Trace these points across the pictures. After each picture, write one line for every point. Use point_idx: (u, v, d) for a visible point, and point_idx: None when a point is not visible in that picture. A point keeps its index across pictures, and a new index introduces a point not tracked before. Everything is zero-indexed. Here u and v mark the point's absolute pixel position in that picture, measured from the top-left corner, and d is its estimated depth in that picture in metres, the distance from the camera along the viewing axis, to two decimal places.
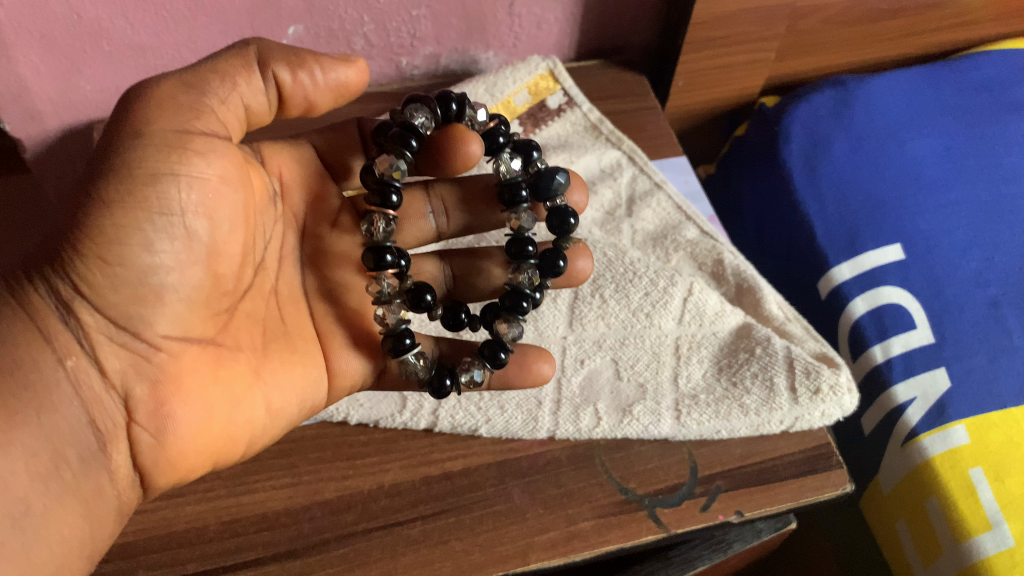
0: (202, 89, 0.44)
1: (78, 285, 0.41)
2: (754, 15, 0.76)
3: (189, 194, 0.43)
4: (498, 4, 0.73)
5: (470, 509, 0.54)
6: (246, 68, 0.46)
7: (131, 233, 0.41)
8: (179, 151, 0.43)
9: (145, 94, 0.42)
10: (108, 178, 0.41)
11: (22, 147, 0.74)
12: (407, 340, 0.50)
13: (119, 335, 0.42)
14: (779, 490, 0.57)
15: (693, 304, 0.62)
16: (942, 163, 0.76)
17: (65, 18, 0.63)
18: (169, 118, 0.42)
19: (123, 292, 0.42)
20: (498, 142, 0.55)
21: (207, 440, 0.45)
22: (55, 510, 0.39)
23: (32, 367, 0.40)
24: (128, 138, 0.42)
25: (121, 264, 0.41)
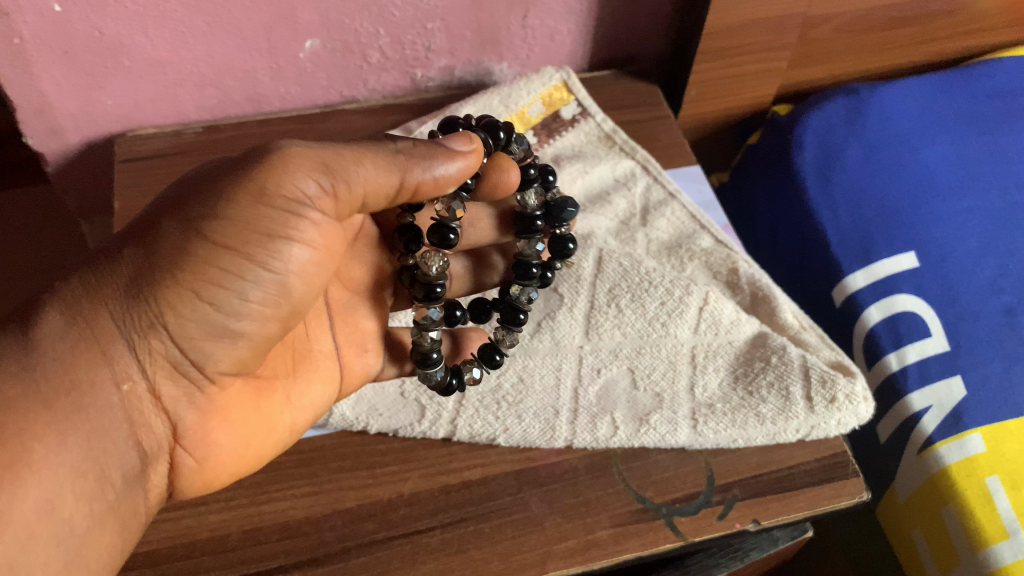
0: (339, 171, 0.43)
1: (162, 314, 0.41)
2: (765, 25, 0.76)
3: (288, 261, 0.43)
4: (512, 16, 0.74)
5: (490, 518, 0.55)
6: (385, 161, 0.44)
7: (222, 283, 0.42)
8: (293, 218, 0.42)
9: (286, 164, 0.41)
10: (220, 229, 0.41)
11: (43, 160, 0.75)
12: (434, 356, 0.54)
13: (185, 362, 0.43)
14: (795, 498, 0.57)
15: (709, 313, 0.63)
16: (955, 171, 0.77)
17: (86, 34, 0.64)
18: (296, 186, 0.42)
19: (202, 328, 0.42)
20: (529, 176, 0.56)
21: (241, 462, 0.48)
22: (95, 528, 0.40)
23: (88, 387, 0.40)
24: (253, 202, 0.41)
25: (206, 305, 0.42)
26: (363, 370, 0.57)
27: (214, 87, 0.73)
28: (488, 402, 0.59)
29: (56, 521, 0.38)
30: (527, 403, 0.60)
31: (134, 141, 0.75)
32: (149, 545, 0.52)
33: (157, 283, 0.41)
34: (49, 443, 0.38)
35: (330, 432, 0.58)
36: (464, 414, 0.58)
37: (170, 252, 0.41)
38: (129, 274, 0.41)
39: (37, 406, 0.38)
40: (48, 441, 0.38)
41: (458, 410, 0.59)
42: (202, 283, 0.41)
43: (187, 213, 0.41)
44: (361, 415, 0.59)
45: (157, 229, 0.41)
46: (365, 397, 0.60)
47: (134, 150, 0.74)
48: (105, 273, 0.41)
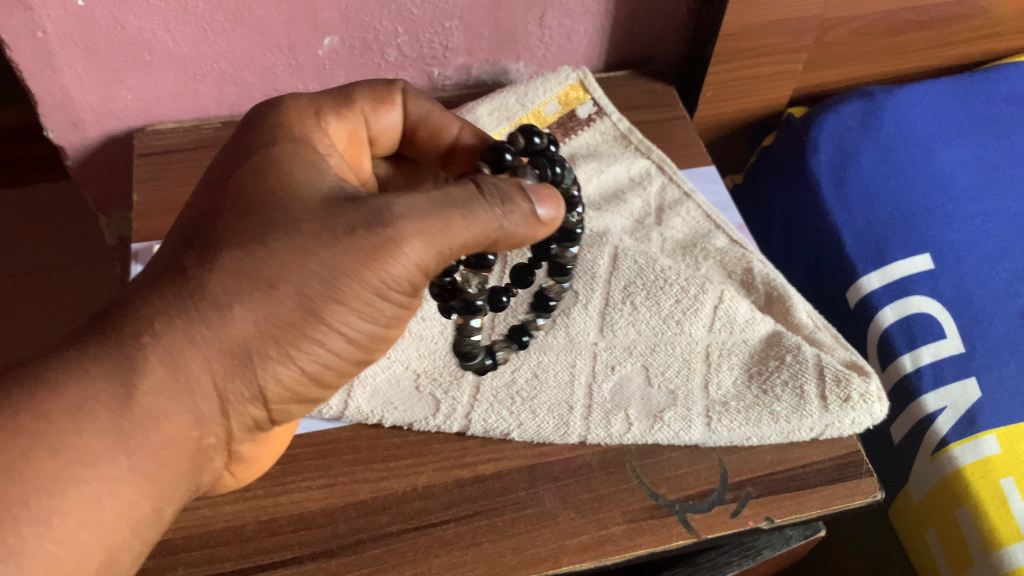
0: (448, 244, 0.42)
1: (263, 383, 0.42)
2: (783, 26, 0.76)
3: (378, 338, 0.45)
4: (529, 16, 0.74)
5: (503, 512, 0.55)
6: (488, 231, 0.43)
7: (321, 360, 0.43)
8: (394, 300, 0.43)
9: (401, 246, 0.41)
10: (334, 308, 0.41)
11: (64, 154, 0.76)
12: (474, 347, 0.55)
13: (262, 423, 0.44)
14: (809, 497, 0.57)
15: (724, 312, 0.63)
16: (971, 175, 0.77)
17: (109, 28, 0.65)
18: (404, 259, 0.41)
19: (289, 395, 0.44)
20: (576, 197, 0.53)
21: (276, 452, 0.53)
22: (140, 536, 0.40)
23: (172, 440, 0.40)
24: (365, 287, 0.41)
25: (301, 377, 0.43)
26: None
27: (233, 83, 0.74)
28: (502, 397, 0.60)
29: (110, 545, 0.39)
30: (541, 398, 0.60)
31: (154, 136, 0.76)
32: (165, 535, 0.53)
33: (266, 357, 0.41)
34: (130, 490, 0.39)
35: (345, 426, 0.59)
36: (477, 408, 0.59)
37: (283, 322, 0.40)
38: (240, 335, 0.40)
39: (122, 459, 0.38)
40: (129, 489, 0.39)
41: (473, 404, 0.59)
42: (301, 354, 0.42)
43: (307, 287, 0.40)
44: (376, 408, 0.59)
45: (269, 291, 0.40)
46: (380, 390, 0.60)
47: (154, 145, 0.75)
48: (209, 322, 0.40)
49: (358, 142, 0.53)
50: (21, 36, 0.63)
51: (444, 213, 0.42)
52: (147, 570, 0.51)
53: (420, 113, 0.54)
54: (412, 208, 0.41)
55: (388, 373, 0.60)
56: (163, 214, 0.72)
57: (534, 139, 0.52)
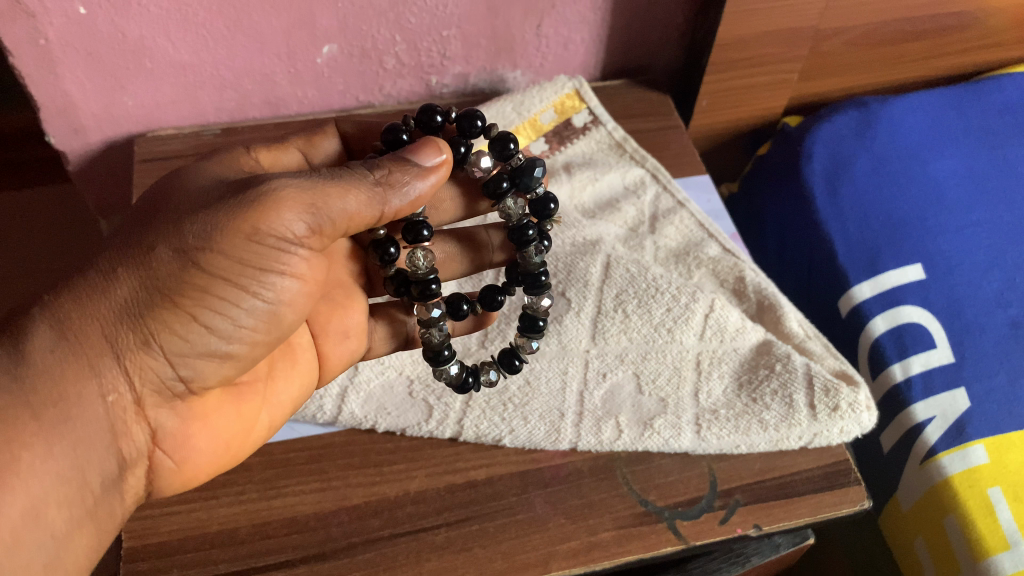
0: (327, 210, 0.43)
1: (157, 335, 0.42)
2: (777, 37, 0.77)
3: (278, 291, 0.45)
4: (526, 25, 0.75)
5: (494, 517, 0.56)
6: (367, 193, 0.45)
7: (217, 311, 0.43)
8: (284, 253, 0.43)
9: (273, 203, 0.41)
10: (214, 261, 0.41)
11: (66, 159, 0.77)
12: (445, 353, 0.55)
13: (174, 379, 0.45)
14: (797, 505, 0.58)
15: (715, 320, 0.63)
16: (964, 185, 0.77)
17: (110, 36, 0.65)
18: (276, 219, 0.41)
19: (193, 349, 0.44)
20: (502, 190, 0.54)
21: (220, 461, 0.51)
22: (74, 531, 0.41)
23: (75, 400, 0.41)
24: (242, 242, 0.41)
25: (199, 329, 0.43)
26: (342, 355, 0.58)
27: (233, 90, 0.75)
28: (495, 404, 0.60)
29: (39, 525, 0.39)
30: (533, 405, 0.60)
31: (154, 141, 0.76)
32: (160, 537, 0.53)
33: (153, 313, 0.41)
34: (37, 451, 0.39)
35: (340, 430, 0.60)
36: (470, 414, 0.60)
37: (165, 281, 0.41)
38: (125, 296, 0.41)
39: (24, 416, 0.39)
40: (35, 449, 0.39)
41: (466, 410, 0.60)
42: (189, 321, 0.43)
43: (182, 243, 0.41)
44: (371, 413, 0.60)
45: (148, 253, 0.41)
46: (373, 395, 0.61)
47: (154, 150, 0.76)
48: (99, 292, 0.41)
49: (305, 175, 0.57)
50: (23, 43, 0.64)
51: (311, 177, 0.43)
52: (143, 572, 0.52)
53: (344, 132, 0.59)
54: (285, 177, 0.43)
55: (382, 379, 0.62)
56: None
57: (433, 117, 0.53)
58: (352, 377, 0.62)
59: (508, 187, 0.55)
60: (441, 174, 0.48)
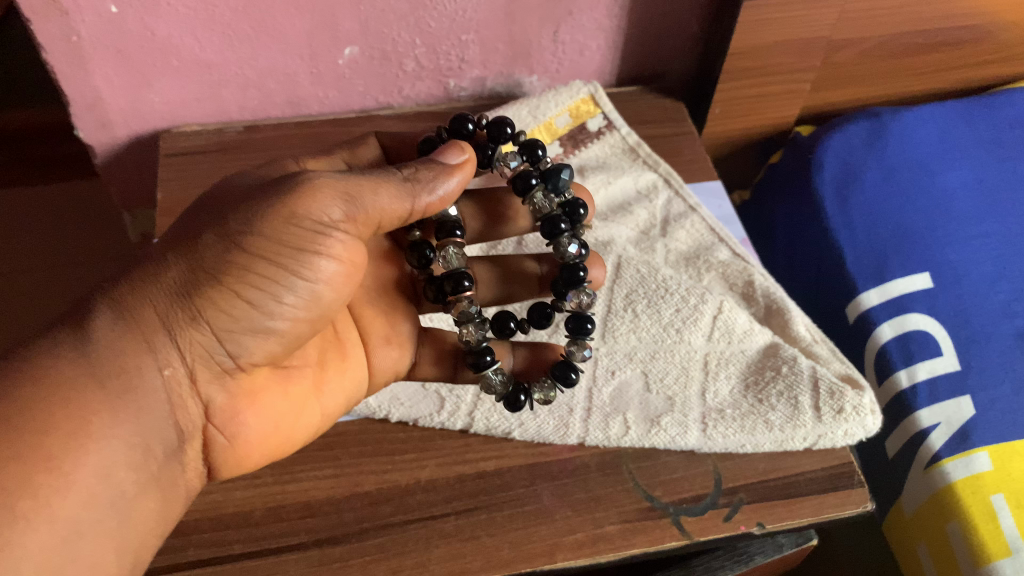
0: (361, 200, 0.45)
1: (204, 311, 0.43)
2: (790, 47, 0.78)
3: (320, 272, 0.46)
4: (543, 31, 0.76)
5: (502, 507, 0.57)
6: (397, 187, 0.47)
7: (261, 289, 0.44)
8: (324, 237, 0.45)
9: (310, 189, 0.44)
10: (256, 244, 0.43)
11: (92, 152, 0.79)
12: (487, 357, 0.56)
13: (223, 355, 0.46)
14: (800, 505, 0.59)
15: (723, 322, 0.64)
16: (973, 197, 0.78)
17: (139, 35, 0.67)
18: (313, 205, 0.44)
19: (239, 325, 0.45)
20: (531, 183, 0.56)
21: (271, 445, 0.51)
22: (140, 496, 0.42)
23: (135, 372, 0.42)
24: (281, 225, 0.43)
25: (244, 305, 0.44)
26: (385, 363, 0.59)
27: (256, 89, 0.77)
28: None
29: (110, 485, 0.41)
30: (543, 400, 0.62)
31: (179, 138, 0.78)
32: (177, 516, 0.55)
33: (201, 292, 0.43)
34: (104, 418, 0.40)
35: (354, 419, 0.61)
36: (481, 407, 0.61)
37: (212, 263, 0.43)
38: (174, 279, 0.43)
39: (89, 384, 0.40)
40: (103, 416, 0.40)
41: (477, 403, 0.61)
42: (237, 300, 0.44)
43: (226, 229, 0.43)
44: (384, 403, 0.61)
45: (196, 241, 0.43)
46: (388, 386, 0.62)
47: (179, 146, 0.78)
48: (151, 275, 0.43)
49: None
50: (56, 39, 0.66)
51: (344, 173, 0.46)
52: (160, 550, 0.53)
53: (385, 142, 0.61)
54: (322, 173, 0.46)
55: None
56: None
57: (465, 124, 0.56)
58: None
59: (537, 184, 0.57)
60: (465, 177, 0.51)
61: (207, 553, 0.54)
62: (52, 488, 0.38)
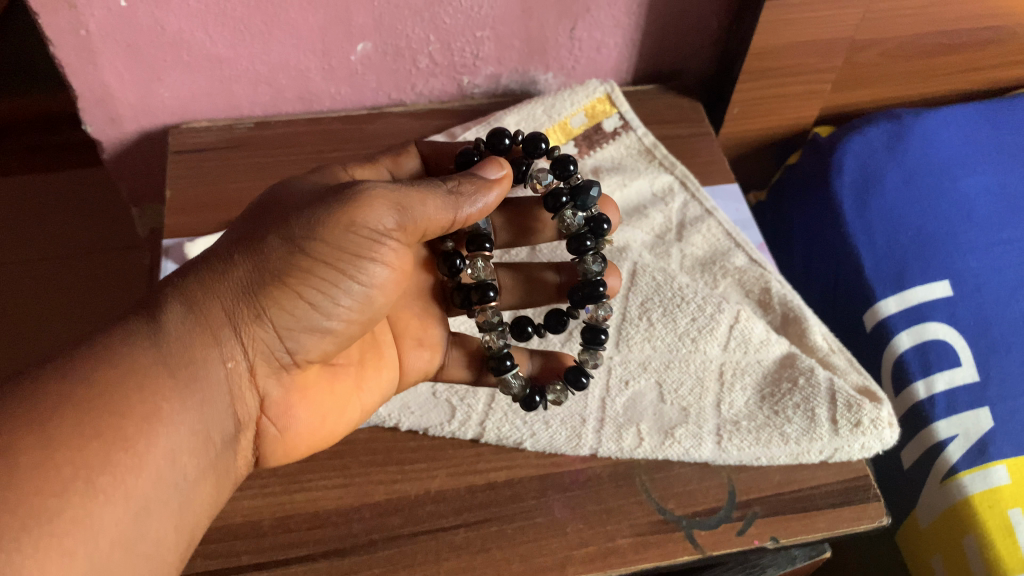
0: (413, 210, 0.45)
1: (268, 310, 0.44)
2: (811, 47, 0.77)
3: (373, 277, 0.46)
4: (559, 28, 0.75)
5: (513, 519, 0.56)
6: (442, 199, 0.47)
7: (321, 290, 0.44)
8: (379, 245, 0.45)
9: (368, 200, 0.43)
10: (318, 249, 0.43)
11: (101, 147, 0.78)
12: (508, 362, 0.56)
13: (283, 352, 0.46)
14: (815, 519, 0.58)
15: (739, 331, 0.63)
16: (995, 203, 0.77)
17: (150, 29, 0.66)
18: (371, 215, 0.43)
19: (300, 324, 0.45)
20: (560, 203, 0.55)
21: (317, 440, 0.51)
22: (199, 480, 0.42)
23: (202, 362, 0.42)
24: (341, 232, 0.43)
25: (304, 306, 0.45)
26: (418, 364, 0.58)
27: (268, 84, 0.76)
28: (517, 407, 0.61)
29: (175, 469, 0.40)
30: (554, 411, 0.61)
31: (188, 133, 0.77)
32: None
33: (267, 291, 0.43)
34: (176, 405, 0.40)
35: (363, 427, 0.60)
36: (492, 417, 0.60)
37: (277, 264, 0.43)
38: (241, 277, 0.43)
39: (161, 374, 0.40)
40: (173, 403, 0.40)
41: (488, 413, 0.61)
42: (298, 301, 0.44)
43: (289, 233, 0.43)
44: (394, 412, 0.60)
45: (261, 242, 0.43)
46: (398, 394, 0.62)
47: (187, 142, 0.77)
48: (220, 272, 0.43)
49: None
50: (65, 33, 0.65)
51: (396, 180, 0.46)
52: None
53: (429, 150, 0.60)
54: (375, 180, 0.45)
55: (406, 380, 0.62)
56: (198, 210, 0.74)
57: (500, 139, 0.55)
58: None
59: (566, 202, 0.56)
60: (503, 187, 0.51)
61: (214, 565, 0.53)
62: (128, 466, 0.37)
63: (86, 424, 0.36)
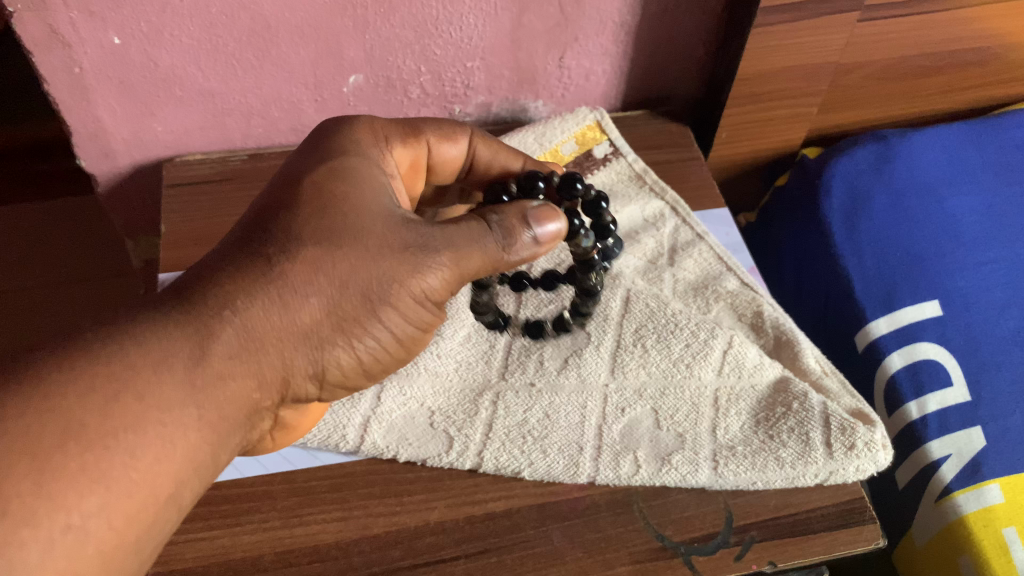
0: (467, 273, 0.49)
1: (323, 360, 0.45)
2: (796, 72, 0.78)
3: (411, 336, 0.49)
4: (549, 57, 0.76)
5: (511, 550, 0.56)
6: (494, 261, 0.50)
7: (369, 347, 0.47)
8: (427, 309, 0.48)
9: (442, 269, 0.47)
10: (386, 312, 0.46)
11: (94, 181, 0.78)
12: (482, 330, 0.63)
13: (314, 396, 0.48)
14: (812, 542, 0.58)
15: (733, 356, 0.64)
16: (981, 222, 0.78)
17: (143, 65, 0.67)
18: (437, 281, 0.47)
19: (340, 376, 0.47)
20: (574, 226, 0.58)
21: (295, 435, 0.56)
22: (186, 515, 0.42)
23: (241, 407, 0.42)
24: (409, 294, 0.46)
25: (351, 361, 0.47)
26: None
27: (260, 117, 0.76)
28: (513, 436, 0.61)
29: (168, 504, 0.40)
30: (551, 438, 0.61)
31: (182, 167, 0.78)
32: (184, 564, 0.54)
33: (329, 339, 0.45)
34: (193, 438, 0.40)
35: (361, 459, 0.61)
36: (489, 446, 0.60)
37: (344, 314, 0.45)
38: (308, 320, 0.44)
39: (186, 403, 0.39)
40: (189, 437, 0.40)
41: (485, 442, 0.61)
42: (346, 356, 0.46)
43: (369, 290, 0.45)
44: (391, 443, 0.60)
45: (340, 285, 0.44)
46: (396, 426, 0.61)
47: (181, 176, 0.77)
48: (287, 309, 0.43)
49: (418, 168, 0.60)
50: (58, 71, 0.65)
51: (465, 236, 0.48)
52: None
53: (485, 156, 0.62)
54: (446, 234, 0.48)
55: (404, 409, 0.62)
56: (191, 243, 0.74)
57: (534, 182, 0.58)
58: (375, 407, 0.62)
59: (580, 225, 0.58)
60: (550, 246, 0.52)
61: None
62: (122, 500, 0.37)
63: (87, 457, 0.36)
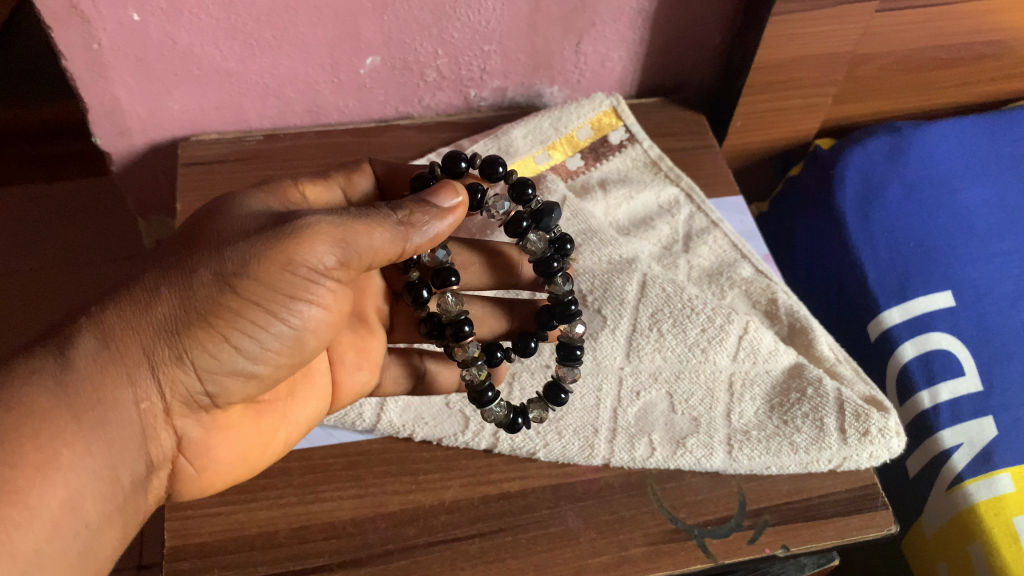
0: (357, 245, 0.44)
1: (189, 351, 0.43)
2: (813, 61, 0.78)
3: (304, 317, 0.45)
4: (566, 42, 0.76)
5: (526, 529, 0.57)
6: (391, 231, 0.46)
7: (248, 333, 0.44)
8: (314, 283, 0.44)
9: (308, 237, 0.42)
10: (253, 289, 0.42)
11: (111, 159, 0.78)
12: (489, 393, 0.56)
13: (200, 393, 0.45)
14: (825, 527, 0.59)
15: (748, 342, 0.63)
16: (994, 215, 0.78)
17: (161, 43, 0.67)
18: (309, 254, 0.43)
19: (222, 367, 0.44)
20: (522, 227, 0.55)
21: (237, 472, 0.51)
22: (104, 526, 0.41)
23: (112, 404, 0.41)
24: (278, 270, 0.42)
25: (229, 349, 0.44)
26: (354, 386, 0.58)
27: (276, 98, 0.76)
28: None
29: (76, 516, 0.39)
30: (567, 420, 0.61)
31: (197, 146, 0.78)
32: (201, 538, 0.55)
33: (192, 331, 0.42)
34: (76, 450, 0.39)
35: (376, 438, 0.61)
36: None
37: (203, 304, 0.42)
38: (164, 315, 0.42)
39: (65, 418, 0.39)
40: (75, 448, 0.39)
41: None
42: (228, 346, 0.44)
43: (222, 268, 0.42)
44: (408, 422, 0.61)
45: (190, 276, 0.42)
46: (412, 405, 0.62)
47: (197, 155, 0.77)
48: (142, 308, 0.41)
49: None
50: (77, 47, 0.65)
51: (340, 213, 0.44)
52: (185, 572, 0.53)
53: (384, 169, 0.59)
54: (319, 215, 0.44)
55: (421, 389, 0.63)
56: None
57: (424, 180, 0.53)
58: None
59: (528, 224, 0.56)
60: (458, 218, 0.50)
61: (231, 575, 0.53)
62: (19, 524, 0.37)
63: None
